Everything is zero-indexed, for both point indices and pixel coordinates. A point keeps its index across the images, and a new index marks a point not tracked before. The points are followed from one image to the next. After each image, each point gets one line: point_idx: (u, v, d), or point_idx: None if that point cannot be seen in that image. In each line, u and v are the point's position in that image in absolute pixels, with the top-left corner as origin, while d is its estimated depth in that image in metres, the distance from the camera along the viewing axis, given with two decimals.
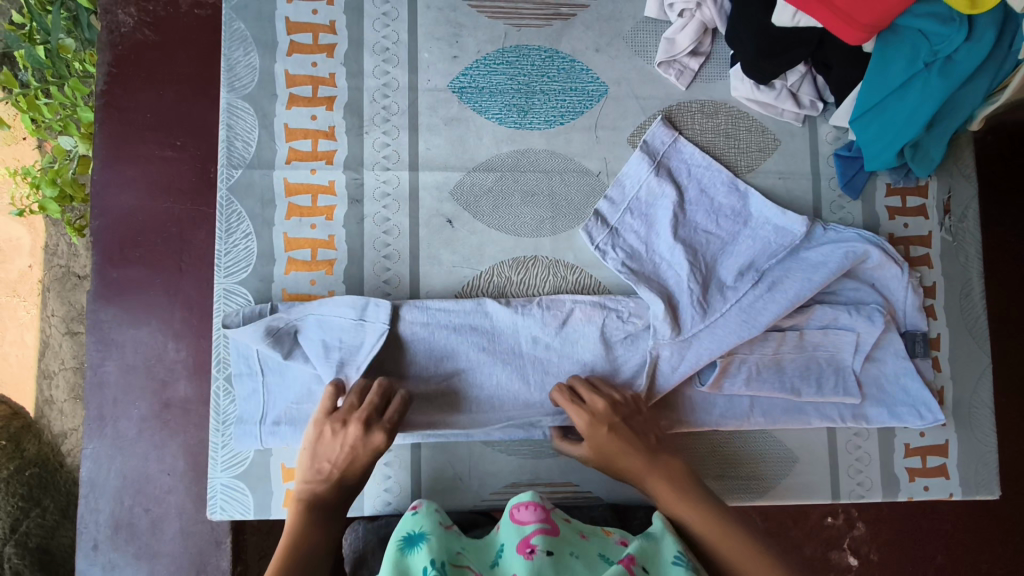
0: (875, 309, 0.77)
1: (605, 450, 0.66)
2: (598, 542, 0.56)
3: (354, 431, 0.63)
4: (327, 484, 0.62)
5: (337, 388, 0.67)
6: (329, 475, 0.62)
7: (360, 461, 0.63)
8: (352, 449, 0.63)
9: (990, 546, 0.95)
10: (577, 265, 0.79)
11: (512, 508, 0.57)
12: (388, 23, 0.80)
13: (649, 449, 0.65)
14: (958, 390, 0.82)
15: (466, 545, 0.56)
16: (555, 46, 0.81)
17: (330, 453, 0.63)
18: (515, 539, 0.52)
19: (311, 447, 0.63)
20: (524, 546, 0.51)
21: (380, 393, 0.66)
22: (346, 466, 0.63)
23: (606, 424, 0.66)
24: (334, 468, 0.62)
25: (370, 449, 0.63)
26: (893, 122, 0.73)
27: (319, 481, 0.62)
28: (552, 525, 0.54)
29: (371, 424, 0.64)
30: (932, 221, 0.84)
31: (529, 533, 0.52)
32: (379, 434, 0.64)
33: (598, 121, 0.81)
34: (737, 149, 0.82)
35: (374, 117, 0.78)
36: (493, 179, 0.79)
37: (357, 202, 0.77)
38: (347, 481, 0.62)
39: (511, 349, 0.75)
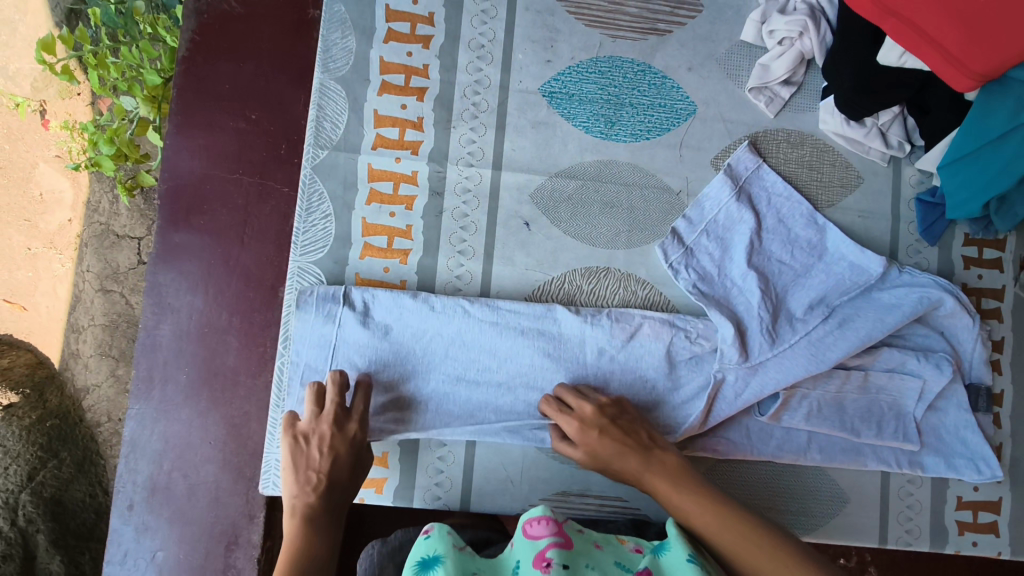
0: (944, 358, 0.77)
1: (600, 454, 0.66)
2: (613, 551, 0.58)
3: (330, 431, 0.64)
4: (314, 489, 0.61)
5: (319, 387, 0.67)
6: (317, 480, 0.61)
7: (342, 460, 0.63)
8: (333, 450, 0.63)
9: None
10: (649, 280, 0.78)
11: (523, 525, 0.57)
12: (486, 21, 0.80)
13: (641, 446, 0.65)
14: (1018, 448, 0.81)
15: (480, 564, 0.56)
16: (647, 61, 0.81)
17: (313, 461, 0.62)
18: (529, 554, 0.54)
19: (293, 457, 0.62)
20: (539, 560, 0.52)
21: (338, 388, 0.67)
22: (332, 470, 0.63)
23: (596, 428, 0.66)
24: (322, 473, 0.62)
25: (348, 444, 0.64)
26: (982, 175, 0.73)
27: (307, 489, 0.60)
28: (564, 538, 0.55)
29: (343, 422, 0.65)
30: (1007, 275, 0.83)
31: (543, 547, 0.53)
32: (352, 426, 0.65)
33: (683, 139, 0.80)
34: (818, 182, 0.81)
35: (463, 113, 0.78)
36: (574, 186, 0.78)
37: (437, 195, 0.77)
38: (332, 480, 0.62)
39: (575, 357, 0.74)
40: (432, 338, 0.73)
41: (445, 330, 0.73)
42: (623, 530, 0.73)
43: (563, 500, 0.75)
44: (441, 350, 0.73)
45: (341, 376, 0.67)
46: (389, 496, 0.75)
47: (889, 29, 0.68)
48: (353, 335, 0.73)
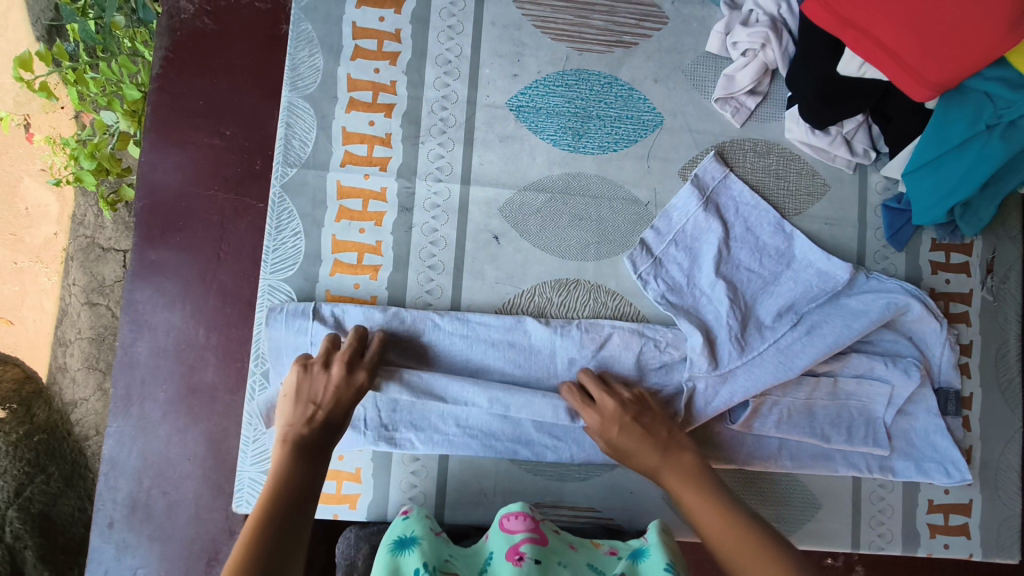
0: (912, 364, 0.77)
1: (620, 447, 0.65)
2: (586, 552, 0.59)
3: (337, 372, 0.64)
4: (310, 422, 0.58)
5: (331, 338, 0.69)
6: (315, 415, 0.59)
7: (344, 398, 0.62)
8: (337, 390, 0.62)
9: None
10: (619, 292, 0.79)
11: (501, 519, 0.59)
12: (453, 36, 0.80)
13: (663, 445, 0.63)
14: (988, 451, 0.81)
15: (454, 552, 0.58)
16: (614, 73, 0.82)
17: (315, 393, 0.61)
18: (504, 547, 0.54)
19: (297, 384, 0.61)
20: (513, 553, 0.52)
21: (358, 338, 0.68)
22: (332, 407, 0.61)
23: (617, 423, 0.66)
24: (321, 409, 0.60)
25: (353, 387, 0.63)
26: (946, 181, 0.74)
27: (302, 420, 0.58)
28: (540, 535, 0.56)
29: (351, 368, 0.65)
30: (974, 279, 0.83)
31: (518, 541, 0.54)
32: (361, 374, 0.65)
33: (651, 150, 0.81)
34: (786, 191, 0.82)
35: (431, 128, 0.79)
36: (542, 200, 0.79)
37: (406, 210, 0.77)
38: (330, 418, 0.60)
39: (545, 368, 0.74)
40: (404, 353, 0.73)
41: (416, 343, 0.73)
42: (596, 532, 0.75)
43: (537, 512, 0.76)
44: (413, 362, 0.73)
45: (362, 332, 0.69)
46: (363, 512, 0.75)
47: (849, 40, 0.68)
48: None
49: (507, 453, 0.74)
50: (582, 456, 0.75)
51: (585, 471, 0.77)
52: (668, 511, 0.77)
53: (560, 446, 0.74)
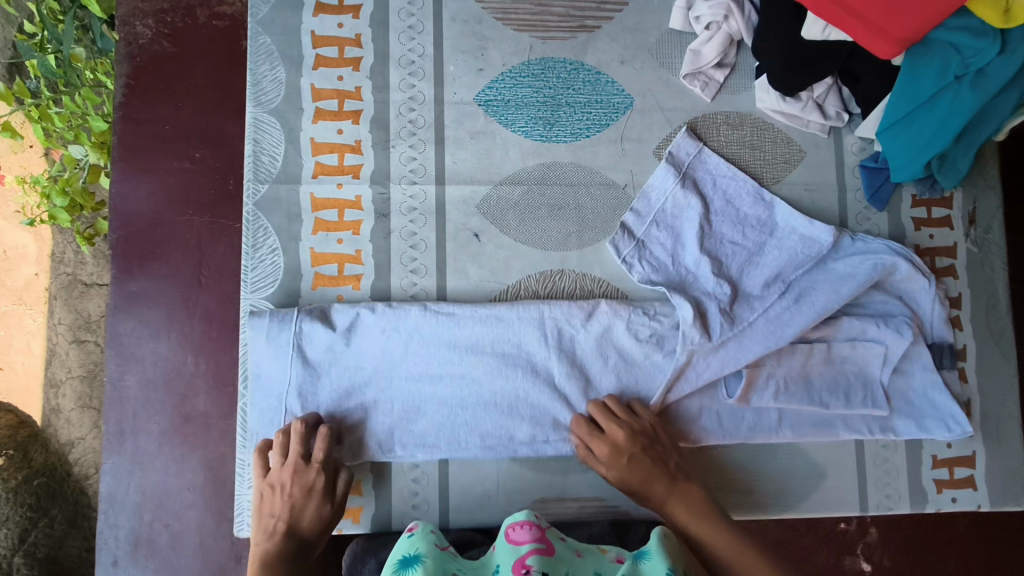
0: (904, 322, 0.77)
1: (623, 478, 0.70)
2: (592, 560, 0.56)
3: (286, 478, 0.67)
4: (272, 536, 0.65)
5: (267, 445, 0.70)
6: (276, 529, 0.65)
7: (302, 505, 0.66)
8: (291, 496, 0.67)
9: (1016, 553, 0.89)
10: (604, 278, 0.78)
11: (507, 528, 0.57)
12: (414, 36, 0.79)
13: (669, 477, 0.69)
14: (987, 401, 0.81)
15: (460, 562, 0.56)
16: (580, 59, 0.81)
17: (273, 509, 0.66)
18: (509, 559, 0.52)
19: (259, 503, 0.67)
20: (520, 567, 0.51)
21: (299, 439, 0.69)
22: (294, 516, 0.66)
23: (627, 454, 0.69)
24: (279, 520, 0.65)
25: (305, 490, 0.67)
26: (922, 134, 0.74)
27: (264, 537, 0.64)
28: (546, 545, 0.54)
29: (302, 467, 0.67)
30: (958, 231, 0.83)
31: (524, 553, 0.52)
32: (312, 472, 0.68)
33: (623, 133, 0.80)
34: (762, 160, 0.82)
35: (401, 131, 0.77)
36: (519, 193, 0.78)
37: (383, 217, 0.76)
38: (291, 529, 0.65)
39: (533, 361, 0.75)
40: (388, 354, 0.73)
41: (395, 344, 0.73)
42: (603, 531, 0.72)
43: (543, 507, 0.75)
44: (399, 362, 0.73)
45: (305, 427, 0.69)
46: (367, 524, 0.73)
47: (811, 3, 0.67)
48: (315, 355, 0.72)
49: (507, 449, 0.74)
50: None
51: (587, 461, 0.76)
52: None
53: (558, 437, 0.74)
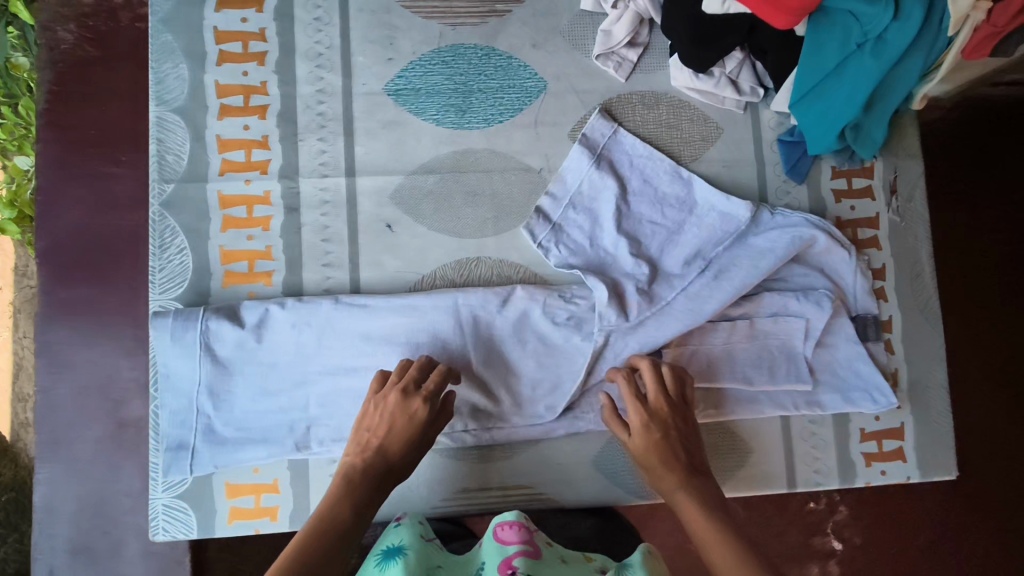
0: (824, 295, 0.77)
1: (646, 453, 0.64)
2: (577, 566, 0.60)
3: (393, 398, 0.64)
4: (366, 453, 0.62)
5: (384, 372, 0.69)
6: (370, 446, 0.62)
7: (397, 432, 0.63)
8: (392, 417, 0.63)
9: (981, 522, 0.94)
10: (522, 264, 0.77)
11: (495, 526, 0.60)
12: (321, 28, 0.77)
13: (688, 471, 0.63)
14: (914, 372, 0.81)
15: (443, 560, 0.60)
16: (491, 43, 0.79)
17: (371, 424, 0.64)
18: (495, 558, 0.56)
19: (361, 417, 0.65)
20: (504, 567, 0.54)
21: (416, 367, 0.67)
22: (389, 441, 0.62)
23: (657, 431, 0.65)
24: (375, 438, 0.63)
25: (406, 416, 0.63)
26: (833, 105, 0.73)
27: (359, 450, 0.62)
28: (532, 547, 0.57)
29: (409, 398, 0.64)
30: (879, 202, 0.82)
31: (510, 554, 0.55)
32: (416, 402, 0.64)
33: (538, 117, 0.79)
34: (679, 139, 0.81)
35: (309, 124, 0.76)
36: (432, 181, 0.77)
37: (293, 211, 0.75)
38: (383, 450, 0.62)
39: (450, 350, 0.74)
40: (302, 348, 0.73)
41: (308, 338, 0.73)
42: (590, 537, 0.77)
43: (466, 496, 0.75)
44: (313, 357, 0.73)
45: (423, 361, 0.68)
46: (286, 522, 0.73)
47: None
48: (227, 352, 0.72)
49: None
50: (504, 432, 0.75)
51: (509, 449, 0.76)
52: (599, 477, 0.76)
53: (476, 427, 0.74)
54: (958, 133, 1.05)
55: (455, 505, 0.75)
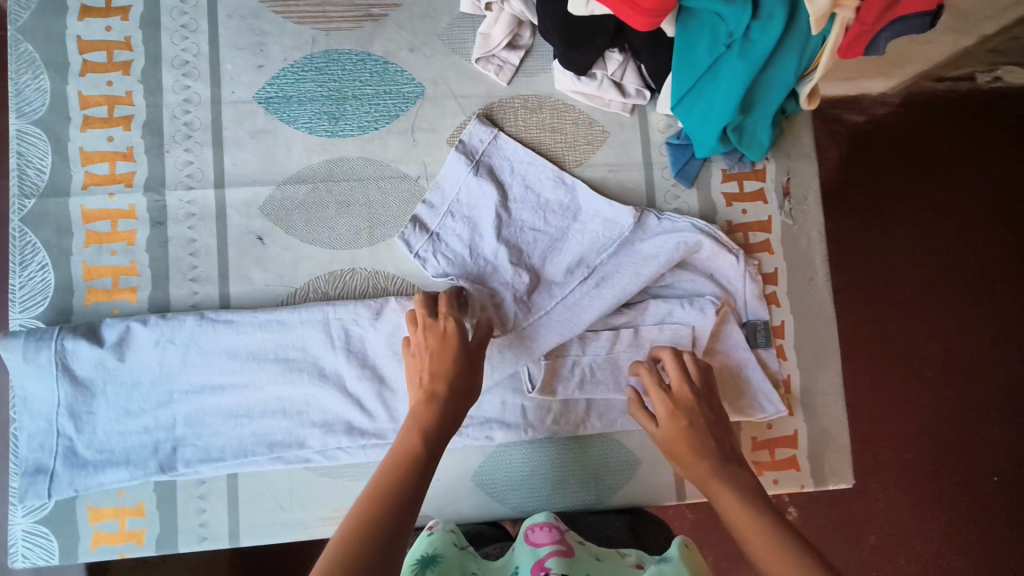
0: (708, 301, 0.75)
1: (675, 439, 0.63)
2: (613, 564, 0.57)
3: (420, 337, 0.63)
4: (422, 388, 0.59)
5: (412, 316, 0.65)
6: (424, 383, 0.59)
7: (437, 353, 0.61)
8: (428, 349, 0.61)
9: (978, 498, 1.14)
10: (398, 274, 0.76)
11: (525, 530, 0.59)
12: (187, 35, 0.75)
13: (722, 456, 0.61)
14: (806, 377, 0.79)
15: (479, 567, 0.57)
16: (367, 49, 0.77)
17: (416, 369, 0.61)
18: (528, 562, 0.54)
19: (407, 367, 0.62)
20: (538, 569, 0.53)
21: (421, 303, 0.65)
22: (434, 365, 0.60)
23: (684, 417, 0.64)
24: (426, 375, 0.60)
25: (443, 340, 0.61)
26: (711, 106, 0.71)
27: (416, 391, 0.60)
28: (564, 547, 0.56)
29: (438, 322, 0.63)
30: (771, 205, 0.81)
31: (543, 556, 0.54)
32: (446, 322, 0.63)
33: (415, 124, 0.77)
34: (563, 143, 0.79)
35: (175, 135, 0.74)
36: (305, 191, 0.75)
37: (159, 225, 0.73)
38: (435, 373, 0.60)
39: (320, 366, 0.72)
40: (164, 365, 0.71)
41: (172, 356, 0.71)
42: (621, 534, 0.70)
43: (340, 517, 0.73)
44: (177, 375, 0.71)
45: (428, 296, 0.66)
46: (151, 546, 0.71)
47: None
48: (86, 372, 0.70)
49: (297, 457, 0.72)
50: (379, 448, 0.73)
51: None
52: (480, 494, 0.75)
53: (350, 444, 0.72)
54: (854, 171, 1.18)
55: (329, 526, 0.73)
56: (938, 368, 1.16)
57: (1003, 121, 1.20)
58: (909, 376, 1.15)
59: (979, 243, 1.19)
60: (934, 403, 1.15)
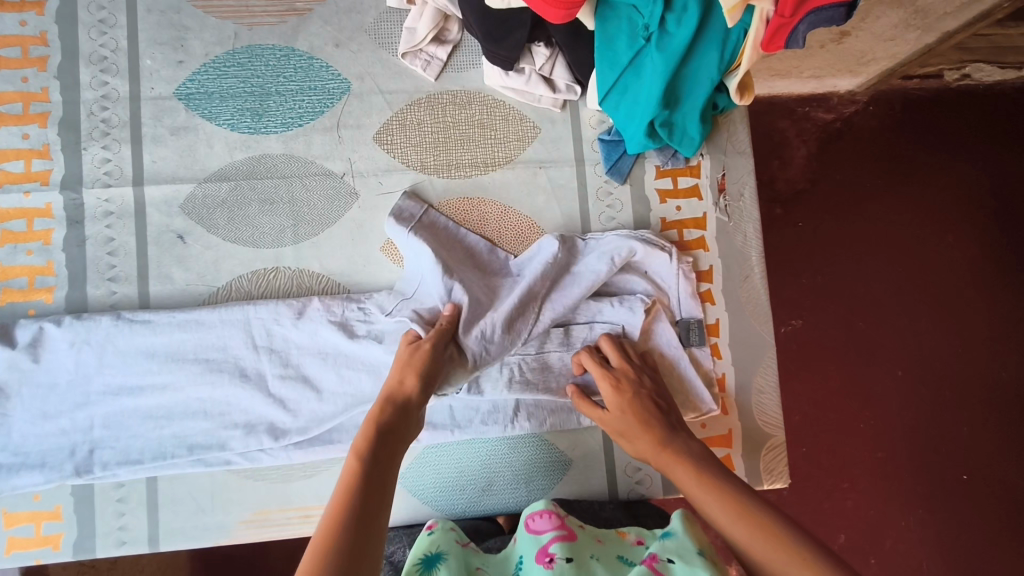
0: (638, 300, 0.74)
1: (626, 414, 0.65)
2: (614, 545, 0.57)
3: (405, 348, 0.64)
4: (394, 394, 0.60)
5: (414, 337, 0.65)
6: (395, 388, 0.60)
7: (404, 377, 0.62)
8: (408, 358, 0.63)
9: (954, 495, 1.14)
10: (323, 273, 0.74)
11: (526, 520, 0.59)
12: (105, 31, 0.75)
13: (671, 427, 0.63)
14: (742, 376, 0.78)
15: (483, 558, 0.58)
16: (290, 44, 0.76)
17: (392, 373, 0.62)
18: (533, 549, 0.55)
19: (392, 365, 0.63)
20: (543, 555, 0.53)
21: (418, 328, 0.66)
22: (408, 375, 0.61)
23: (630, 392, 0.66)
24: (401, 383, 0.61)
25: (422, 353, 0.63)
26: (637, 102, 0.70)
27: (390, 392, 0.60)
28: (567, 530, 0.56)
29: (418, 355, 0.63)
30: (707, 201, 0.79)
31: (546, 542, 0.54)
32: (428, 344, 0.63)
33: (340, 120, 0.76)
34: (493, 140, 0.77)
35: (92, 132, 0.73)
36: (226, 189, 0.73)
37: (76, 224, 0.72)
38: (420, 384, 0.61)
39: (240, 367, 0.71)
40: (81, 365, 0.69)
41: (88, 357, 0.69)
42: (618, 515, 0.71)
43: (262, 519, 0.71)
44: (94, 376, 0.69)
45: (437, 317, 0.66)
46: (68, 551, 0.69)
47: None
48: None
49: (217, 460, 0.70)
50: (302, 451, 0.71)
51: (310, 467, 0.72)
52: (408, 497, 0.72)
53: (272, 445, 0.70)
54: (820, 170, 1.19)
55: (250, 530, 0.70)
56: (909, 367, 1.17)
57: (969, 120, 1.22)
58: (880, 375, 1.16)
59: (949, 240, 1.21)
60: (907, 400, 1.16)
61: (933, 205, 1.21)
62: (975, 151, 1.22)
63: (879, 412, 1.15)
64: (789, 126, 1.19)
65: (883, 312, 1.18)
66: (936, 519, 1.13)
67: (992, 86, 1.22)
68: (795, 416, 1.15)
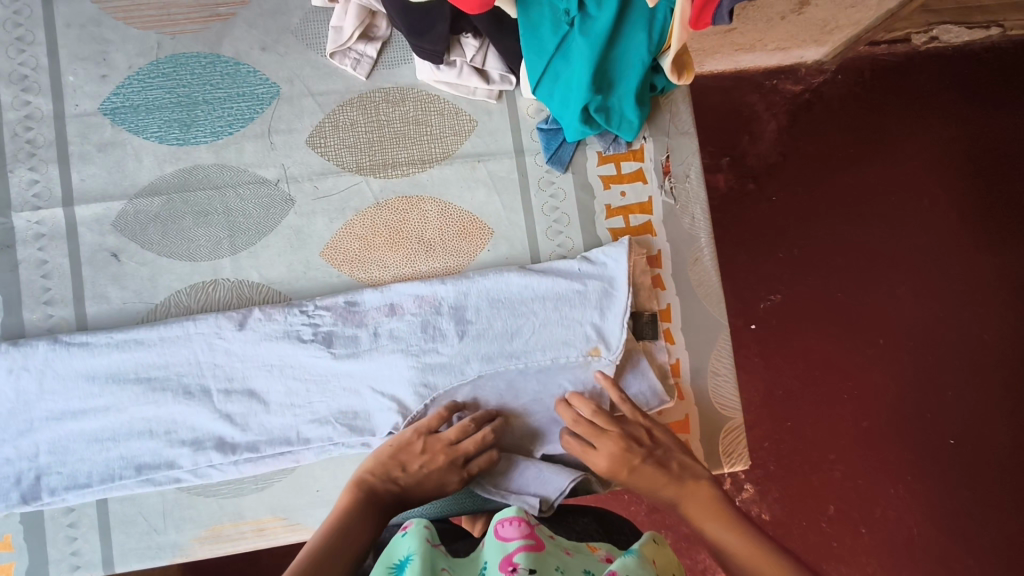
0: (602, 294, 0.71)
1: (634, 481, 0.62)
2: (582, 559, 0.50)
3: (442, 460, 0.62)
4: (385, 484, 0.61)
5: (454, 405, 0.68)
6: (394, 481, 0.61)
7: (431, 478, 0.62)
8: (428, 474, 0.62)
9: (936, 464, 1.13)
10: (264, 282, 0.73)
11: (493, 525, 0.51)
12: (24, 48, 0.73)
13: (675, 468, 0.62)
14: (698, 360, 0.76)
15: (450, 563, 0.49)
16: (215, 50, 0.75)
17: (408, 461, 0.62)
18: (496, 557, 0.46)
19: (396, 448, 0.63)
20: (506, 564, 0.45)
21: (473, 445, 0.64)
22: (410, 483, 0.61)
23: (624, 462, 0.63)
24: (403, 478, 0.62)
25: (442, 479, 0.62)
26: (568, 87, 0.68)
27: (383, 476, 0.61)
28: (536, 541, 0.48)
29: (456, 466, 0.63)
30: (652, 185, 0.78)
31: (512, 549, 0.46)
32: (461, 471, 0.63)
33: (271, 125, 0.74)
34: (430, 135, 0.76)
35: (18, 154, 0.72)
36: (159, 204, 0.72)
37: (7, 248, 0.71)
38: (399, 497, 0.60)
39: (182, 384, 0.69)
40: (18, 392, 0.68)
41: (27, 385, 0.68)
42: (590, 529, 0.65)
43: (217, 536, 0.70)
44: (34, 403, 0.68)
45: (486, 440, 0.65)
46: None
47: None
48: None
49: (166, 480, 0.69)
50: (250, 465, 0.69)
51: (262, 480, 0.71)
52: None
53: (221, 460, 0.69)
54: (781, 144, 1.18)
55: (206, 547, 0.70)
56: (883, 336, 1.15)
57: (937, 82, 1.20)
58: (858, 345, 1.15)
59: (924, 205, 1.19)
60: (884, 370, 1.15)
61: (903, 170, 1.19)
62: (945, 113, 1.20)
63: (856, 385, 1.14)
64: (749, 100, 1.17)
65: (859, 280, 1.16)
66: (917, 490, 1.12)
67: (960, 47, 1.21)
68: (774, 392, 1.13)
